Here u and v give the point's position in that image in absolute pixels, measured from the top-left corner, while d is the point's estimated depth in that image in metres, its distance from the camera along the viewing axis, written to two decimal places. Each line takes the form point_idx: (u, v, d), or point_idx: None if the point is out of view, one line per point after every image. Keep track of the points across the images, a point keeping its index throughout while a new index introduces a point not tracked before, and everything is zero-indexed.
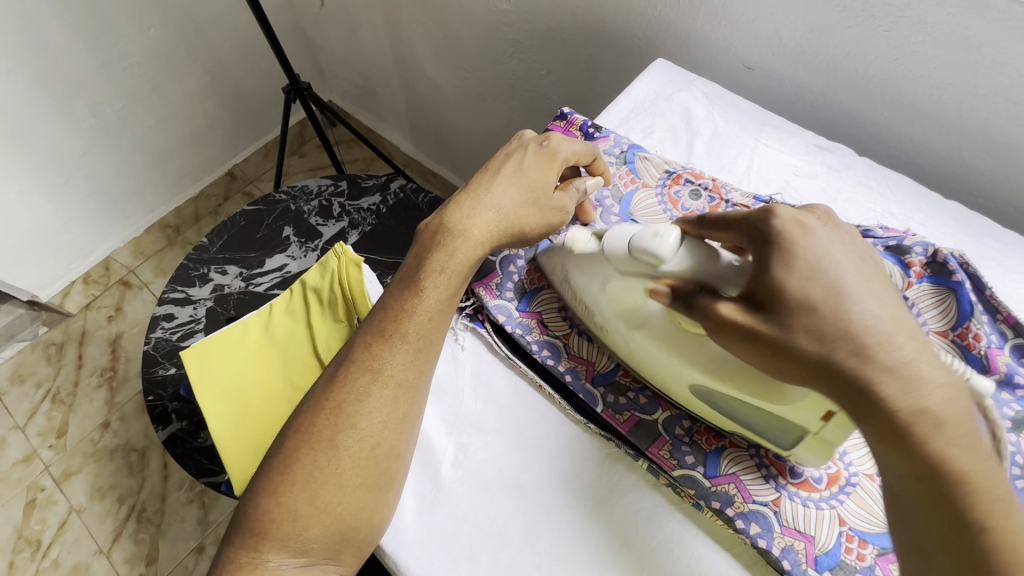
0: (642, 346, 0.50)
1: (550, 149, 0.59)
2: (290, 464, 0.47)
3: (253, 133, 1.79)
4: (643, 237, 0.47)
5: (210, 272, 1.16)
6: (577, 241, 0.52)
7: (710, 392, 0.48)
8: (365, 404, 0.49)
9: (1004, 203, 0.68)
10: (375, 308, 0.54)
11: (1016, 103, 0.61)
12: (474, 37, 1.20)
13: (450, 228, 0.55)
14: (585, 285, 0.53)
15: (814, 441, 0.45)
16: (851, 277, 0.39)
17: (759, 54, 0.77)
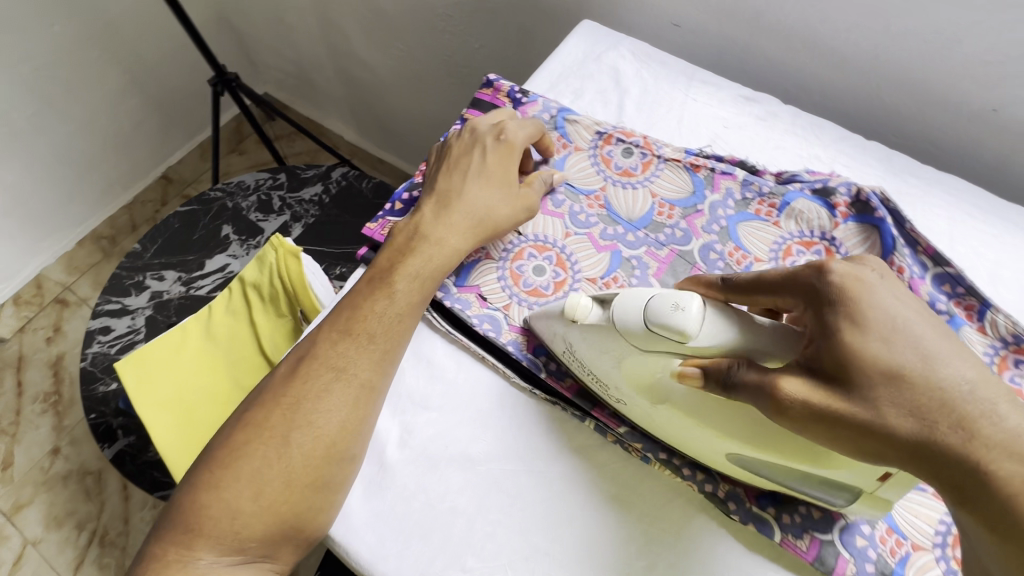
0: (669, 420, 0.45)
1: (509, 141, 0.58)
2: (236, 457, 0.45)
3: (185, 132, 1.70)
4: (663, 313, 0.40)
5: (145, 279, 1.10)
6: (579, 309, 0.46)
7: (748, 460, 0.44)
8: (324, 403, 0.47)
9: (922, 141, 0.71)
10: (342, 303, 0.52)
11: (926, 40, 0.63)
12: (404, 15, 1.16)
13: (427, 233, 0.54)
14: (591, 356, 0.47)
15: (870, 497, 0.42)
16: (926, 334, 0.37)
17: (683, 9, 0.76)
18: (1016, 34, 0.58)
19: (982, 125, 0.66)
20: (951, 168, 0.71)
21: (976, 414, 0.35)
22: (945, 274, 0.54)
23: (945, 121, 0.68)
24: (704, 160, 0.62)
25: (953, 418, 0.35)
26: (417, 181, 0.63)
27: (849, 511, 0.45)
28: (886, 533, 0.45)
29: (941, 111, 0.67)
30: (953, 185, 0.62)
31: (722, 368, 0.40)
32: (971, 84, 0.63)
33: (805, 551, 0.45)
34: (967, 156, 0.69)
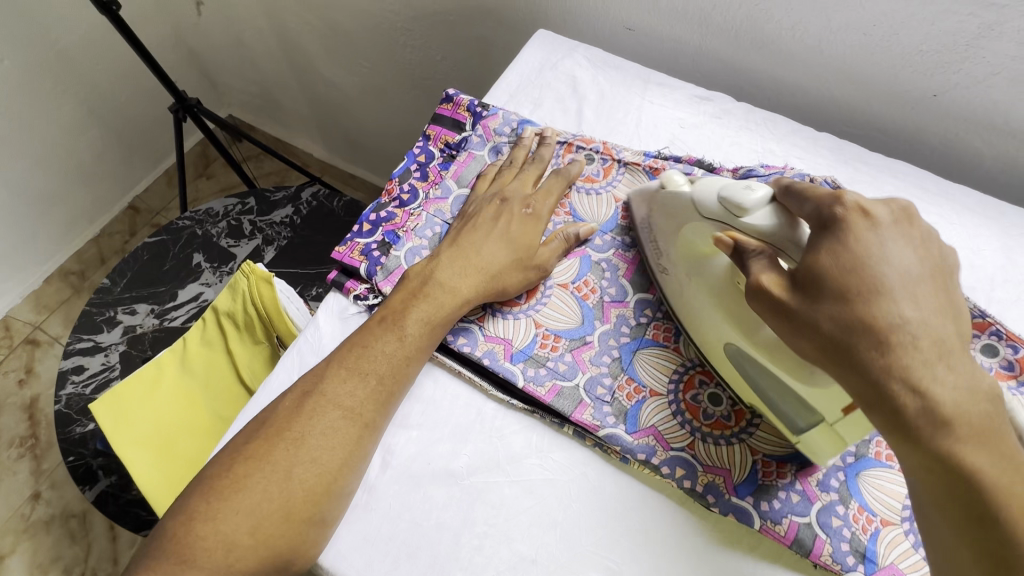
0: (695, 295, 0.52)
1: (536, 212, 0.59)
2: (237, 490, 0.45)
3: (148, 160, 1.67)
4: (734, 189, 0.46)
5: (117, 314, 1.08)
6: (672, 181, 0.52)
7: (740, 355, 0.48)
8: (328, 440, 0.47)
9: (871, 129, 0.73)
10: (351, 339, 0.52)
11: (864, 33, 0.65)
12: (363, 31, 1.16)
13: (440, 279, 0.54)
14: (664, 228, 0.54)
15: (828, 432, 0.44)
16: (896, 273, 0.39)
17: (635, 14, 0.78)
18: (947, 23, 0.60)
19: (924, 110, 0.69)
20: (899, 153, 0.74)
21: (898, 342, 0.37)
22: None
23: (891, 108, 0.71)
24: (663, 162, 0.63)
25: (876, 339, 0.37)
26: (384, 200, 0.63)
27: (806, 448, 0.47)
28: (858, 512, 0.47)
29: (887, 99, 0.70)
30: (901, 171, 0.65)
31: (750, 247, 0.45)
32: (911, 72, 0.66)
33: (784, 535, 0.46)
34: (914, 140, 0.72)
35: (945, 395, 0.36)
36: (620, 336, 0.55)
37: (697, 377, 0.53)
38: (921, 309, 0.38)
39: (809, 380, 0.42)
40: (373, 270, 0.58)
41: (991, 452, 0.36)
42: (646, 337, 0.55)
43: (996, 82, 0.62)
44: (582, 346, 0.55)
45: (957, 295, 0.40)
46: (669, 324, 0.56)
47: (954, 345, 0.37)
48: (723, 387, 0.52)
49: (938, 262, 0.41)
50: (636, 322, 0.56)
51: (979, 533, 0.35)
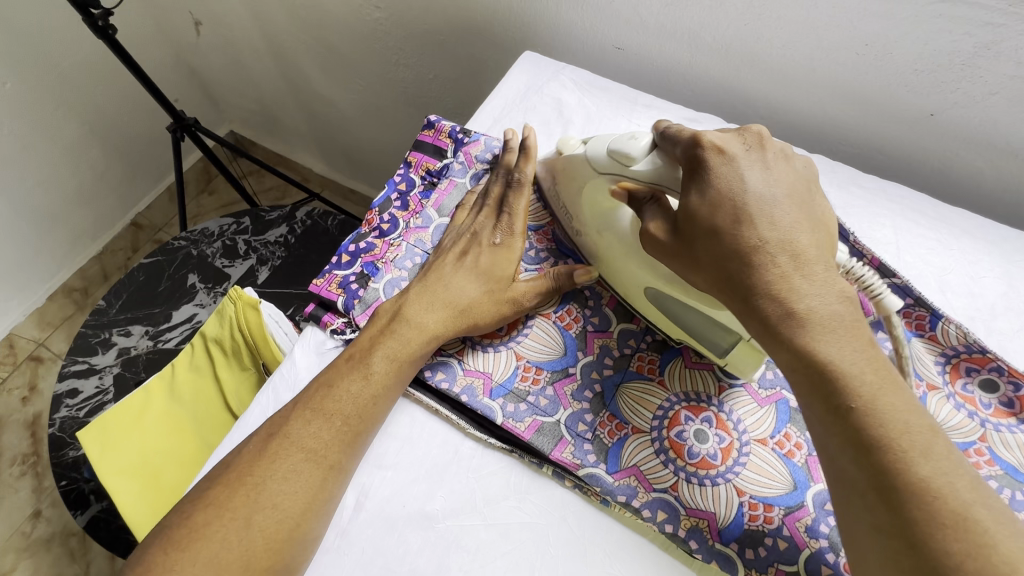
0: (607, 247, 0.56)
1: (506, 241, 0.57)
2: (195, 540, 0.43)
3: (150, 177, 1.68)
4: (620, 141, 0.51)
5: (112, 336, 1.08)
6: (568, 146, 0.58)
7: (656, 295, 0.53)
8: (290, 485, 0.45)
9: (867, 148, 0.71)
10: (317, 378, 0.51)
11: (858, 53, 0.63)
12: (357, 50, 1.16)
13: (407, 313, 0.53)
14: (567, 191, 0.58)
15: (746, 346, 0.49)
16: (754, 195, 0.45)
17: (624, 34, 0.77)
18: (942, 42, 0.58)
19: (922, 129, 0.66)
20: (897, 173, 0.72)
21: (759, 259, 0.43)
22: (892, 285, 0.53)
23: (888, 128, 0.68)
24: None
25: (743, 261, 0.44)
26: (364, 231, 0.62)
27: (731, 365, 0.51)
28: None
29: (883, 118, 0.68)
30: (897, 193, 0.63)
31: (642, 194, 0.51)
32: (907, 91, 0.64)
33: None
34: (912, 160, 0.70)
35: (802, 302, 0.41)
36: (603, 369, 0.53)
37: (682, 413, 0.51)
38: (778, 224, 0.44)
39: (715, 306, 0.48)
40: (350, 303, 0.57)
41: (843, 346, 0.40)
42: (631, 369, 0.53)
43: (995, 102, 0.60)
44: (564, 379, 0.53)
45: (816, 208, 0.47)
46: (654, 356, 0.54)
47: (809, 254, 0.43)
48: (708, 423, 0.50)
49: (789, 170, 0.48)
50: (620, 354, 0.54)
51: (840, 426, 0.38)
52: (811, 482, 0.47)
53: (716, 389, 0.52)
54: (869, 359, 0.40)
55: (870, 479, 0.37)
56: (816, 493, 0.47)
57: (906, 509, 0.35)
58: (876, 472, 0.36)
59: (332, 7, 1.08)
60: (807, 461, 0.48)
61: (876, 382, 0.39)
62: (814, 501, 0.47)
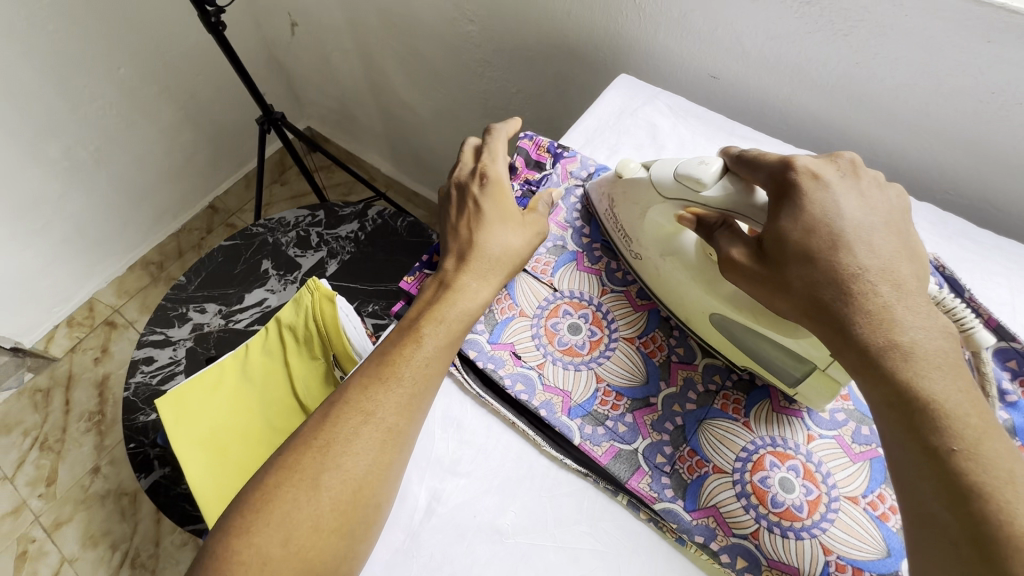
0: (672, 273, 0.54)
1: (494, 180, 0.58)
2: (269, 502, 0.44)
3: (231, 164, 1.77)
4: (690, 165, 0.49)
5: (188, 311, 1.14)
6: (628, 168, 0.56)
7: (726, 323, 0.51)
8: (352, 446, 0.46)
9: (979, 200, 0.68)
10: (373, 350, 0.52)
11: (982, 101, 0.60)
12: (443, 60, 1.19)
13: (454, 283, 0.54)
14: (625, 213, 0.57)
15: (821, 376, 0.47)
16: (848, 220, 0.44)
17: (723, 62, 0.76)
18: None
19: None
20: (1010, 229, 0.68)
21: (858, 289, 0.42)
22: (1011, 349, 0.50)
23: (1006, 182, 0.65)
24: None
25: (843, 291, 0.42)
26: None
27: (800, 396, 0.49)
28: None
29: (1002, 171, 0.64)
30: (1015, 251, 0.59)
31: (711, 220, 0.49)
32: None
33: None
34: None
35: (904, 335, 0.40)
36: (686, 402, 0.52)
37: (768, 457, 0.49)
38: (873, 253, 0.43)
39: (793, 336, 0.47)
40: None
41: (947, 385, 0.39)
42: (715, 407, 0.52)
43: None
44: (645, 409, 0.52)
45: (913, 238, 0.45)
46: (740, 395, 0.52)
47: (911, 283, 0.42)
48: (795, 472, 0.48)
49: (887, 197, 0.46)
50: (704, 389, 0.53)
51: (938, 469, 0.37)
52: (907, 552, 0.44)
53: (805, 437, 0.49)
54: (973, 403, 0.38)
55: (964, 527, 0.35)
56: None
57: (1008, 564, 0.33)
58: (974, 520, 0.35)
59: (427, 17, 1.12)
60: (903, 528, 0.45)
61: (980, 427, 0.37)
62: None
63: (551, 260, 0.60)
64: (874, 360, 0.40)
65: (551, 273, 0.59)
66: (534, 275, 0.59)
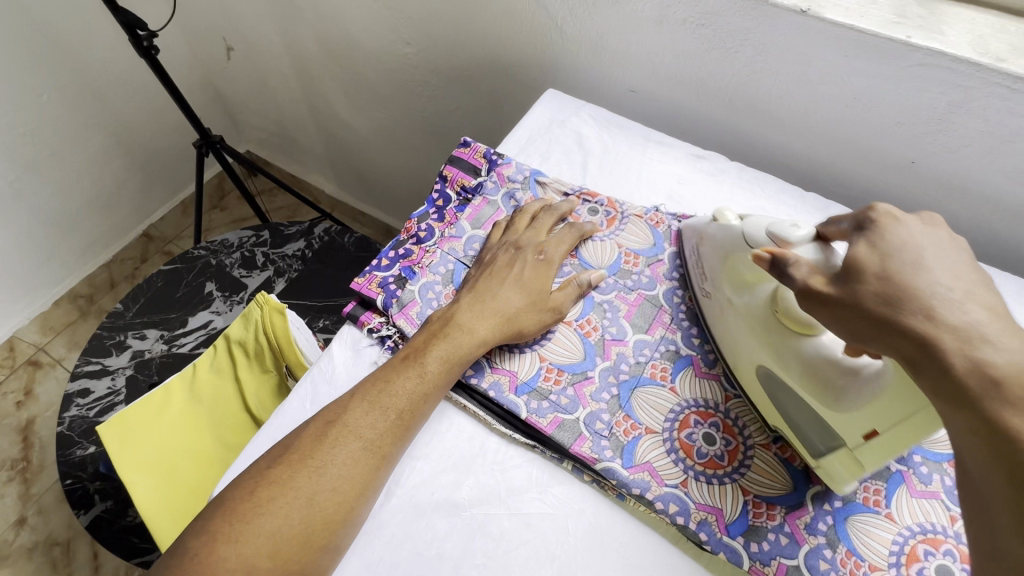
0: (735, 321, 0.55)
1: (548, 258, 0.62)
2: (259, 513, 0.46)
3: (167, 191, 1.73)
4: (783, 227, 0.51)
5: (127, 338, 1.10)
6: (724, 217, 0.57)
7: (770, 378, 0.52)
8: (348, 468, 0.48)
9: (855, 189, 0.79)
10: (375, 373, 0.54)
11: (847, 105, 0.71)
12: (382, 80, 1.24)
13: (459, 321, 0.56)
14: (711, 258, 0.58)
15: (847, 455, 0.47)
16: (928, 254, 0.41)
17: (638, 77, 0.85)
18: (919, 99, 0.66)
19: (904, 175, 0.74)
20: None
21: (938, 306, 0.38)
22: None
23: (873, 173, 0.76)
24: (662, 217, 0.68)
25: (919, 306, 0.38)
26: (402, 238, 0.66)
27: (823, 469, 0.50)
28: (846, 556, 0.49)
29: (869, 163, 0.75)
30: None
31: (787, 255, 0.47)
32: (889, 140, 0.72)
33: None
34: (895, 202, 0.77)
35: (996, 354, 0.35)
36: (620, 374, 0.58)
37: (692, 416, 0.55)
38: (957, 280, 0.40)
39: (834, 406, 0.46)
40: (389, 301, 0.60)
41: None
42: (645, 375, 0.58)
43: (968, 153, 0.68)
44: (584, 381, 0.57)
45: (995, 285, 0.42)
46: (666, 364, 0.58)
47: (1002, 309, 0.38)
48: (716, 427, 0.55)
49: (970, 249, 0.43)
50: (635, 361, 0.58)
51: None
52: (809, 484, 0.52)
53: (723, 397, 0.57)
54: None
55: None
56: (814, 494, 0.51)
57: None
58: None
59: (365, 40, 1.16)
60: (806, 465, 0.53)
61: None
62: (813, 501, 0.51)
63: None
64: (964, 386, 0.35)
65: None
66: None
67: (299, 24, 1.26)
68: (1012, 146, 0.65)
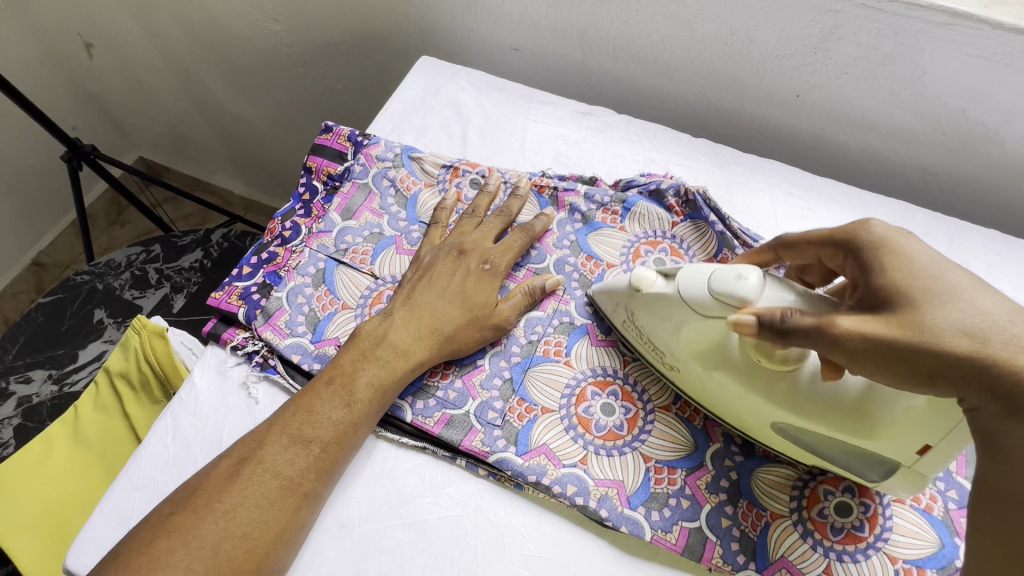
0: (719, 385, 0.47)
1: (494, 267, 0.56)
2: (157, 568, 0.40)
3: (52, 214, 1.54)
4: (725, 279, 0.43)
5: (9, 384, 0.98)
6: (644, 281, 0.48)
7: (790, 429, 0.46)
8: (264, 513, 0.43)
9: (749, 129, 0.77)
10: (296, 399, 0.49)
11: (726, 42, 0.68)
12: (260, 65, 1.13)
13: (391, 339, 0.51)
14: (651, 326, 0.50)
15: (907, 472, 0.43)
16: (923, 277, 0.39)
17: (519, 34, 0.80)
18: (794, 29, 0.64)
19: (792, 109, 0.73)
20: (777, 151, 0.78)
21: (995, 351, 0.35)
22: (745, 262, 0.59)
23: (763, 110, 0.74)
24: (548, 180, 0.64)
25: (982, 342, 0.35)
26: (266, 240, 0.60)
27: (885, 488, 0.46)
28: (747, 509, 0.48)
29: (758, 101, 0.73)
30: (773, 169, 0.68)
31: (776, 315, 0.40)
32: (773, 76, 0.70)
33: (675, 543, 0.47)
34: (787, 138, 0.76)
35: None
36: (511, 356, 0.54)
37: (589, 388, 0.53)
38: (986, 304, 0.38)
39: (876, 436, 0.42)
40: (252, 313, 0.55)
41: None
42: (538, 353, 0.54)
43: (847, 81, 0.66)
44: (473, 370, 0.53)
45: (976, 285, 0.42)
46: (561, 338, 0.55)
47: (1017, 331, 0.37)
48: (614, 396, 0.53)
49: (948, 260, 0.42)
50: (527, 340, 0.55)
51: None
52: (710, 442, 0.51)
53: (621, 362, 0.54)
54: None
55: None
56: (714, 451, 0.50)
57: None
58: None
59: (230, 21, 1.05)
60: (705, 423, 0.51)
61: None
62: (713, 459, 0.50)
63: (368, 249, 0.59)
64: None
65: (371, 261, 0.58)
66: (352, 266, 0.58)
67: (156, 10, 1.12)
68: (886, 69, 0.64)
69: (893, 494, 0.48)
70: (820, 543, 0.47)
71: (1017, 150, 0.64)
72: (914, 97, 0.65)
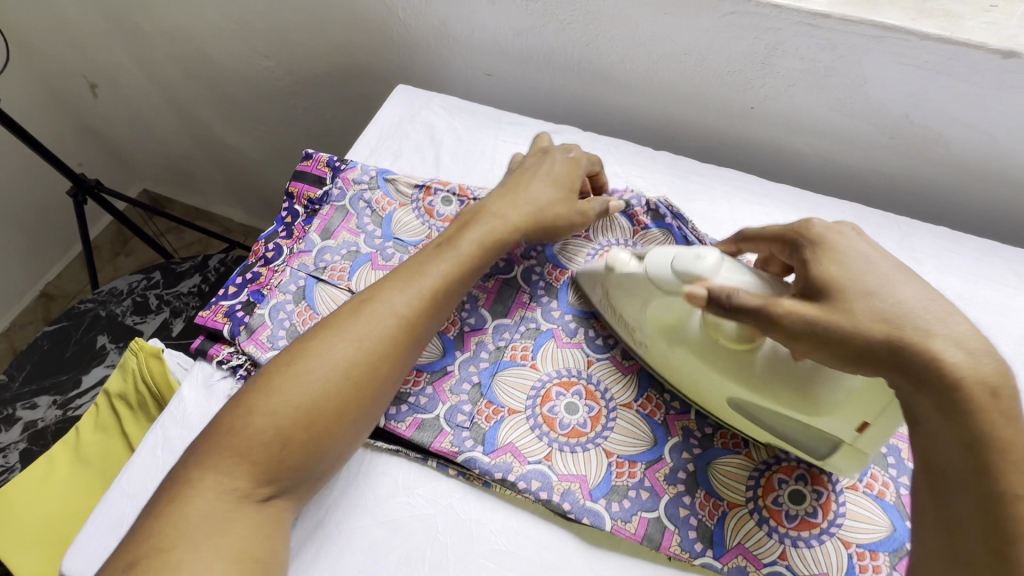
0: (678, 359, 0.51)
1: (575, 157, 0.63)
2: (252, 417, 0.46)
3: (59, 247, 1.59)
4: (685, 259, 0.47)
5: (16, 410, 1.02)
6: (619, 262, 0.52)
7: (744, 405, 0.49)
8: (342, 381, 0.47)
9: (711, 141, 0.81)
10: (381, 281, 0.53)
11: (681, 61, 0.73)
12: (254, 98, 1.19)
13: (471, 228, 0.56)
14: (624, 304, 0.54)
15: (849, 450, 0.46)
16: (885, 267, 0.43)
17: (490, 61, 0.85)
18: (742, 47, 0.68)
19: (749, 120, 0.76)
20: (739, 160, 0.82)
21: (919, 328, 0.39)
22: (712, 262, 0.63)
23: (722, 122, 0.78)
24: None
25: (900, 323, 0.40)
26: (250, 262, 0.64)
27: (832, 467, 0.49)
28: (704, 500, 0.50)
29: (717, 113, 0.77)
30: (731, 177, 0.72)
31: (725, 293, 0.44)
32: (727, 90, 0.74)
33: (634, 533, 0.49)
34: (747, 148, 0.80)
35: (959, 361, 0.38)
36: (479, 362, 0.57)
37: (554, 388, 0.56)
38: (920, 294, 0.41)
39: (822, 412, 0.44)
40: (236, 330, 0.59)
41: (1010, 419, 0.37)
42: (505, 359, 0.57)
43: (796, 92, 0.70)
44: (444, 377, 0.57)
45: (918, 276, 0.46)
46: (527, 343, 0.58)
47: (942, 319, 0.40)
48: (579, 395, 0.55)
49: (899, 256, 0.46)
50: (495, 346, 0.58)
51: (984, 491, 0.36)
52: (669, 436, 0.53)
53: (585, 363, 0.57)
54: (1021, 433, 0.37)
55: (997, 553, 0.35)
56: (673, 445, 0.53)
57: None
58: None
59: (225, 59, 1.11)
60: (665, 419, 0.54)
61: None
62: (672, 452, 0.52)
63: (346, 266, 0.63)
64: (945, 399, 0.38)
65: (348, 278, 0.62)
66: (330, 283, 0.62)
67: (156, 51, 1.19)
68: (830, 80, 0.67)
69: (845, 482, 0.50)
70: (775, 529, 0.49)
71: (962, 150, 0.67)
72: (859, 105, 0.69)
